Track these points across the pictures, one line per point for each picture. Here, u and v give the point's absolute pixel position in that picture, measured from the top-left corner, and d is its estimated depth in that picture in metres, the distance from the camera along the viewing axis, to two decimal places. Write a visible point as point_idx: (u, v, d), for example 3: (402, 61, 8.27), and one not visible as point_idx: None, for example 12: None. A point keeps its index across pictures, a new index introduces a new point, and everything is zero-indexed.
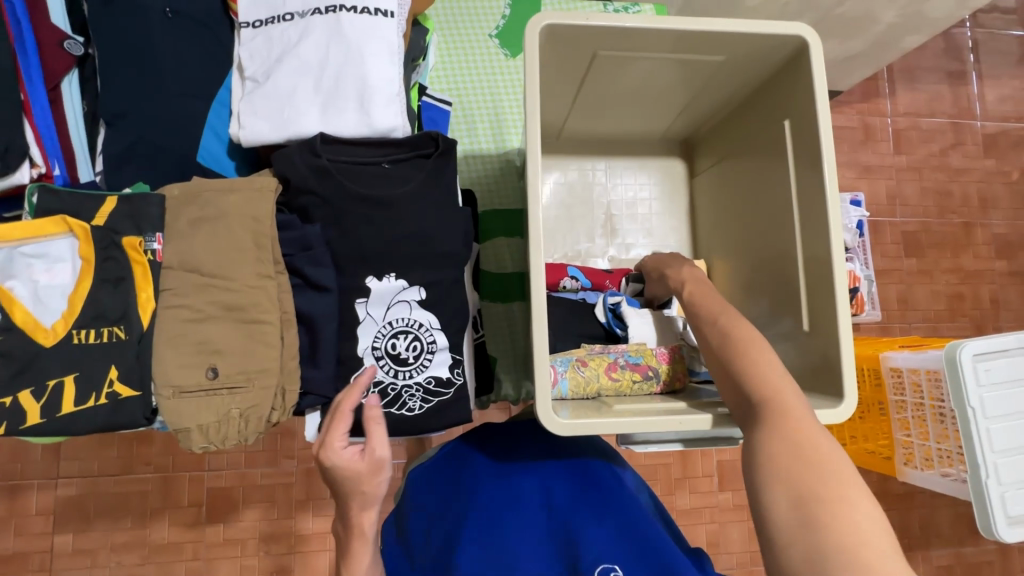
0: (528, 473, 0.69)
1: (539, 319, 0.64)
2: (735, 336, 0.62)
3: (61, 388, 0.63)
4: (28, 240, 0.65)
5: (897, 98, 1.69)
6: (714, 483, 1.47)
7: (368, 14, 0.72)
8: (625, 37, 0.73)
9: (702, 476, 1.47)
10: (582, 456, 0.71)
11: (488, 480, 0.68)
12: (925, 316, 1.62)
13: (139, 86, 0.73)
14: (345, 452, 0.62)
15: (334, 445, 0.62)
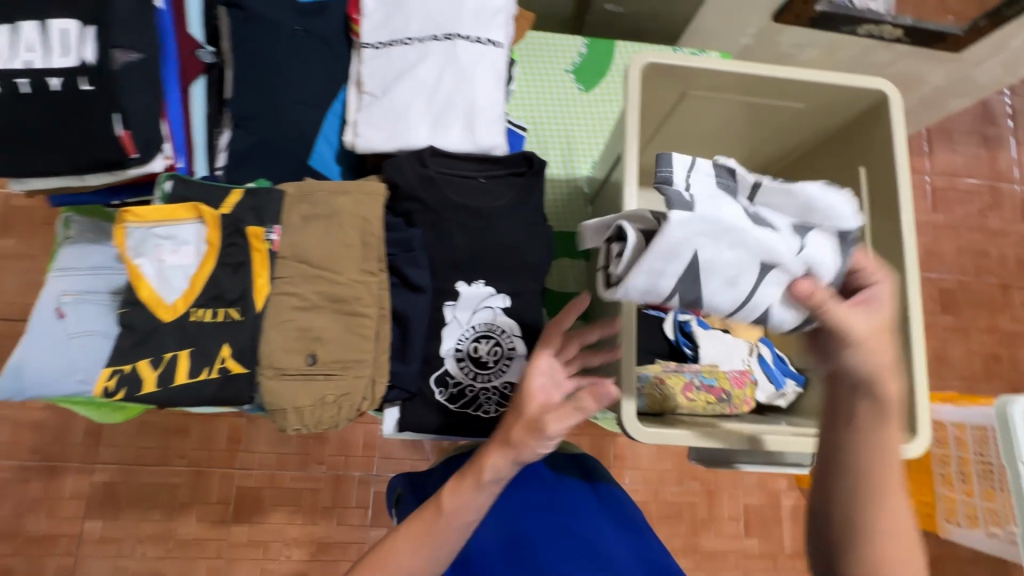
0: (562, 487, 0.79)
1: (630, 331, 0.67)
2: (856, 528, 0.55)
3: (176, 360, 0.68)
4: (161, 222, 0.71)
5: (935, 158, 1.74)
6: (741, 527, 1.44)
7: (479, 42, 0.80)
8: (719, 80, 0.81)
9: (729, 519, 1.45)
10: (607, 483, 0.81)
11: (526, 488, 0.78)
12: (962, 375, 1.62)
13: (267, 91, 0.80)
14: (536, 377, 0.60)
15: (538, 361, 0.61)
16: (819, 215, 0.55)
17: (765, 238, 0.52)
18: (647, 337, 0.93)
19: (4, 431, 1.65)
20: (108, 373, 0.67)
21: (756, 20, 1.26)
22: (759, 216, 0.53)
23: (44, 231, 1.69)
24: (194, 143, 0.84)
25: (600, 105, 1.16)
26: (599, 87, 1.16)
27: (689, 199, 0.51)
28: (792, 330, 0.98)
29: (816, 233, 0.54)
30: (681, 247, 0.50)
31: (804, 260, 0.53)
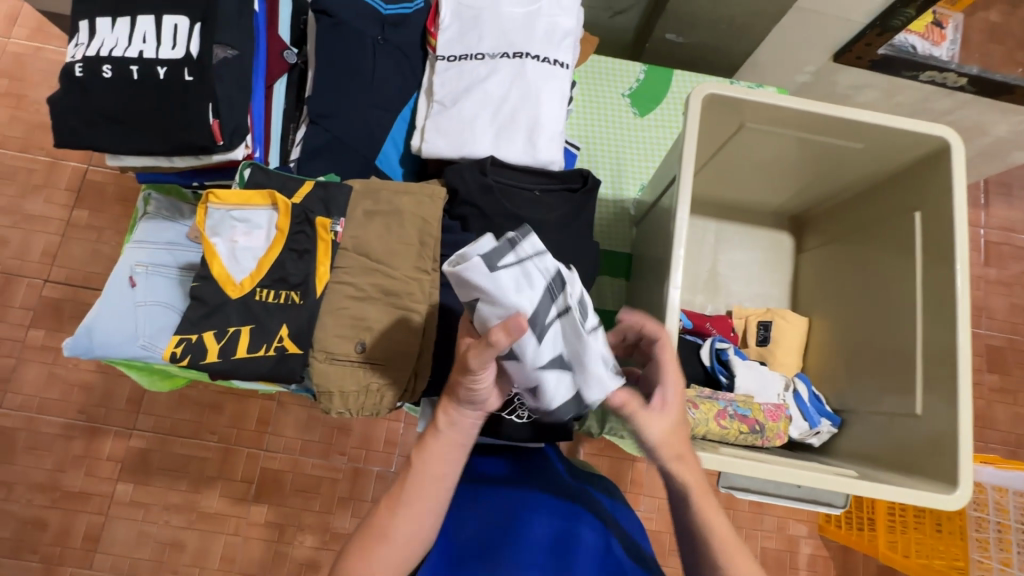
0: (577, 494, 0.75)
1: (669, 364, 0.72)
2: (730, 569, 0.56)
3: (238, 335, 0.73)
4: (238, 206, 0.76)
5: (992, 211, 1.69)
6: None
7: (547, 63, 0.84)
8: (776, 115, 0.83)
9: None
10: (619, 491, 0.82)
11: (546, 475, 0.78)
12: (1007, 440, 1.54)
13: (344, 93, 0.86)
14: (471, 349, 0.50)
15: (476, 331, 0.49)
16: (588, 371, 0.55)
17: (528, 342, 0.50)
18: (683, 361, 0.93)
19: (57, 389, 1.76)
20: (177, 340, 0.73)
21: (816, 59, 1.30)
22: (550, 343, 0.51)
23: (115, 206, 1.81)
24: (270, 136, 0.89)
25: (653, 130, 1.18)
26: (654, 113, 1.19)
27: (514, 272, 0.45)
28: (831, 371, 0.98)
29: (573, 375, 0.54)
30: (472, 288, 0.45)
31: (544, 375, 0.53)
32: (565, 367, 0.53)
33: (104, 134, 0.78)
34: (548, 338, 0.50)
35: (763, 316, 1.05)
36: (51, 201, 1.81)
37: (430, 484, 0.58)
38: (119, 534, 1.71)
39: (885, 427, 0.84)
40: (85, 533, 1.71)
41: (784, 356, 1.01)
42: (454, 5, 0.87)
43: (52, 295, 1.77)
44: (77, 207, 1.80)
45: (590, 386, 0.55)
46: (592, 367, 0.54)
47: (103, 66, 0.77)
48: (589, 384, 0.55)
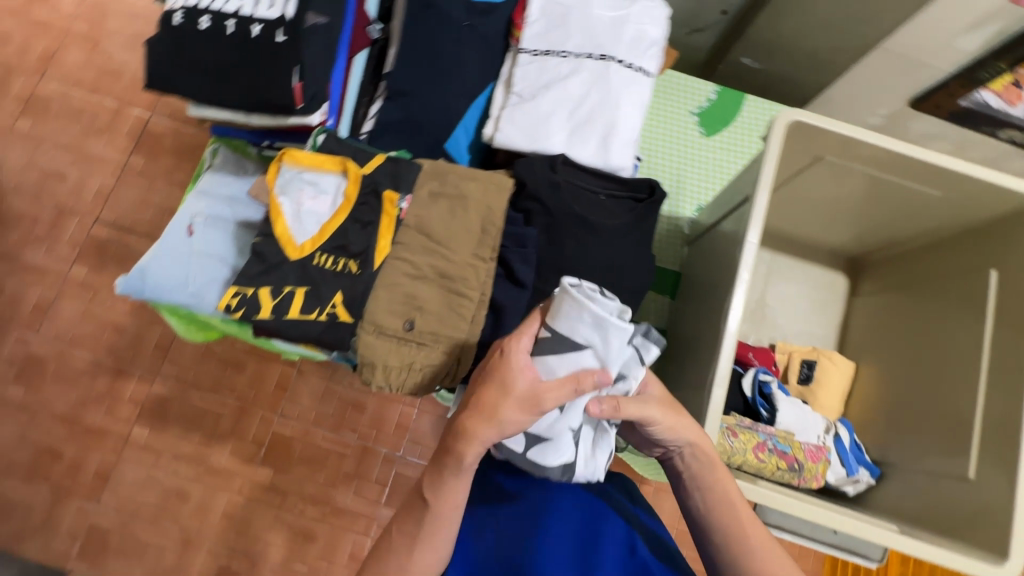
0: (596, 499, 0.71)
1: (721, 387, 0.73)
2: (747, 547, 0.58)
3: (292, 296, 0.73)
4: (309, 168, 0.78)
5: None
6: None
7: (631, 69, 0.84)
8: (859, 152, 0.81)
9: None
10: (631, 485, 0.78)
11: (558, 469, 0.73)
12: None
13: (425, 74, 0.86)
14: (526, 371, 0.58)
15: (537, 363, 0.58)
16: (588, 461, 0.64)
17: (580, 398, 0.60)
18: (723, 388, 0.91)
19: (90, 326, 1.80)
20: (234, 292, 0.74)
21: (890, 104, 1.20)
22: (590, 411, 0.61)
23: (170, 157, 1.86)
24: (343, 107, 0.91)
25: (718, 151, 1.16)
26: (721, 134, 1.17)
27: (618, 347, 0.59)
28: (873, 421, 0.95)
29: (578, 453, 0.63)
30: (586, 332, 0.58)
31: (561, 431, 0.61)
32: (579, 436, 0.62)
33: (190, 83, 0.80)
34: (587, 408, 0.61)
35: (808, 355, 1.02)
36: (110, 144, 1.86)
37: (451, 518, 0.59)
38: (128, 476, 1.74)
39: (928, 487, 0.81)
40: (96, 469, 1.74)
41: (828, 399, 0.98)
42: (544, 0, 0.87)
43: (99, 234, 1.82)
44: (134, 153, 1.85)
45: (587, 467, 0.63)
46: (597, 452, 0.64)
47: (201, 18, 0.79)
48: (585, 467, 0.63)
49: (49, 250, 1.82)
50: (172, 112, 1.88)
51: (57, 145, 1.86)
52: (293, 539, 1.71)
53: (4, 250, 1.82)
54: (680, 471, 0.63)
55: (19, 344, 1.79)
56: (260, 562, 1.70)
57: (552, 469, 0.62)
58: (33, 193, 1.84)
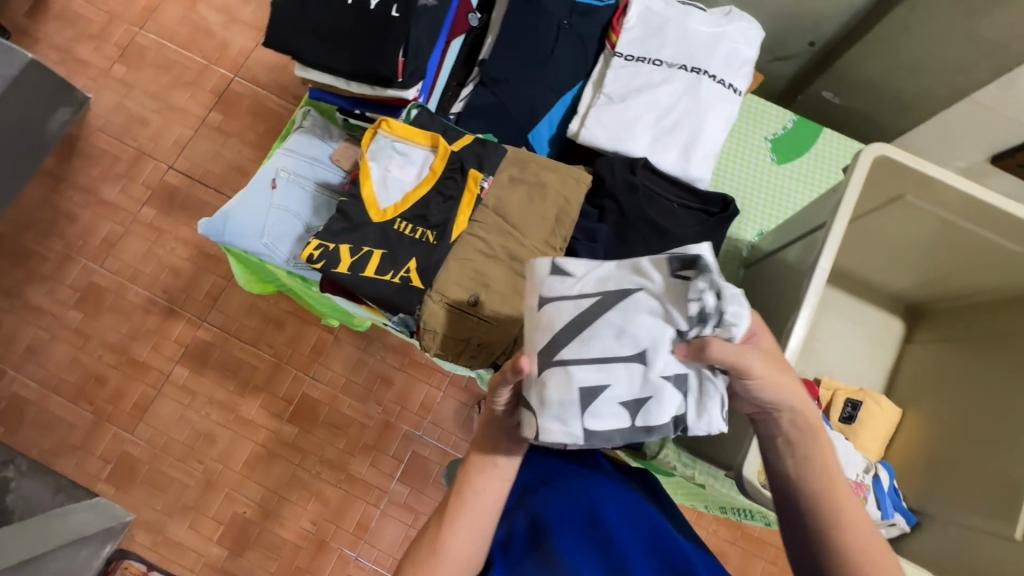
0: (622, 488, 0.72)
1: None
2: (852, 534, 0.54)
3: (369, 256, 0.77)
4: (402, 139, 0.82)
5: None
6: None
7: (722, 85, 0.85)
8: (944, 195, 0.81)
9: None
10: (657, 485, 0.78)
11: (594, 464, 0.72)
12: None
13: (520, 66, 0.90)
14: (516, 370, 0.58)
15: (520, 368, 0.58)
16: (698, 416, 0.54)
17: (656, 339, 0.54)
18: None
19: (150, 265, 1.90)
20: (317, 244, 0.78)
21: (969, 156, 1.21)
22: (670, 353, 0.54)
23: (246, 118, 1.95)
24: (435, 87, 0.95)
25: (787, 180, 1.16)
26: (792, 164, 1.17)
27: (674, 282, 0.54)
28: (914, 470, 0.93)
29: (678, 405, 0.54)
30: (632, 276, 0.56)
31: (658, 384, 0.53)
32: (680, 386, 0.54)
33: (305, 46, 0.85)
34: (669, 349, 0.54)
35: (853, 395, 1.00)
36: (194, 98, 1.96)
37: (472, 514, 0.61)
38: (163, 412, 1.83)
39: (966, 543, 0.79)
40: (136, 401, 1.83)
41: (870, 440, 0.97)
42: (644, 8, 0.89)
43: (171, 181, 1.92)
44: (214, 110, 1.95)
45: (701, 420, 0.54)
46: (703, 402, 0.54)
47: None
48: (699, 419, 0.54)
49: (124, 189, 1.93)
50: (254, 75, 1.97)
51: (146, 92, 1.97)
52: (306, 498, 1.76)
53: (84, 182, 1.93)
54: (777, 436, 0.59)
55: (84, 272, 1.89)
56: (272, 515, 1.75)
57: (664, 427, 0.54)
58: (118, 134, 1.95)
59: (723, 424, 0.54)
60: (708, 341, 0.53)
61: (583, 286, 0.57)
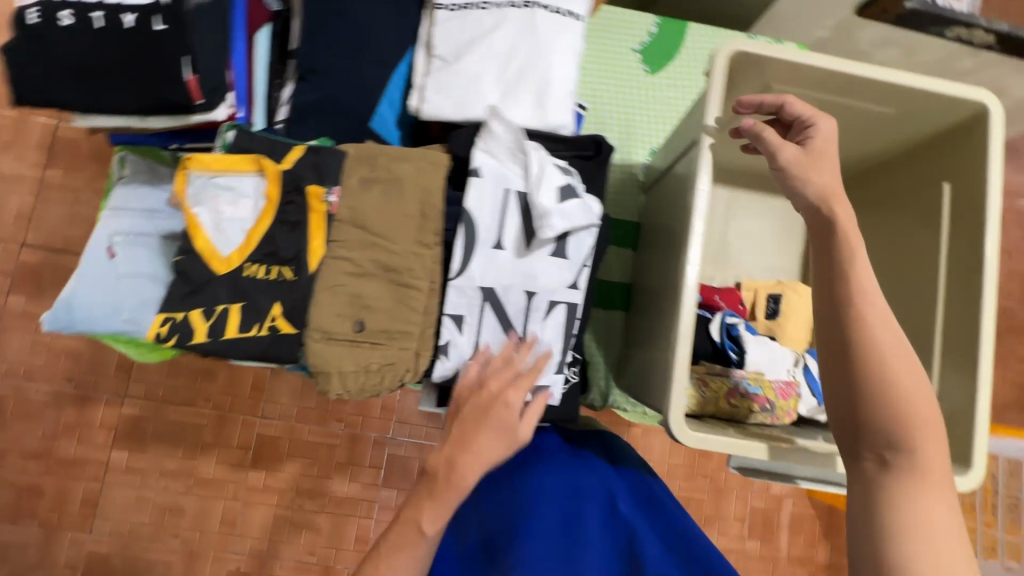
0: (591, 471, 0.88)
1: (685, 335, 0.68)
2: (899, 383, 0.55)
3: (227, 314, 0.68)
4: (222, 172, 0.70)
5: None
6: (745, 529, 1.51)
7: (560, 14, 0.75)
8: (805, 76, 0.77)
9: (733, 520, 1.51)
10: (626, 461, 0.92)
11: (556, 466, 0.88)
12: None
13: (335, 47, 0.78)
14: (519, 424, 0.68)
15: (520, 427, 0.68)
16: (495, 155, 0.72)
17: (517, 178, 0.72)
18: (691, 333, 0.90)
19: (43, 357, 1.71)
20: (162, 319, 0.68)
21: (836, 13, 1.20)
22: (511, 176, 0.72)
23: (90, 166, 1.71)
24: (255, 94, 0.83)
25: (666, 88, 1.11)
26: (667, 70, 1.11)
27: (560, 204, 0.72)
28: None
29: (491, 164, 0.72)
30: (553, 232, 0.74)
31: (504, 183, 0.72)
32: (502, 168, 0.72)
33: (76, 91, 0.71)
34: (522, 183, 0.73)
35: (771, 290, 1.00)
36: (21, 159, 1.70)
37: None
38: (117, 500, 1.71)
39: None
40: (83, 498, 1.70)
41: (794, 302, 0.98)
42: None
43: (30, 260, 1.69)
44: (50, 166, 1.70)
45: (485, 146, 0.72)
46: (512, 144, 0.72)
47: (61, 12, 0.69)
48: (492, 149, 0.72)
49: None
50: None
51: None
52: (296, 534, 1.72)
53: None
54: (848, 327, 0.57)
55: None
56: (268, 560, 1.71)
57: (482, 171, 0.71)
58: None
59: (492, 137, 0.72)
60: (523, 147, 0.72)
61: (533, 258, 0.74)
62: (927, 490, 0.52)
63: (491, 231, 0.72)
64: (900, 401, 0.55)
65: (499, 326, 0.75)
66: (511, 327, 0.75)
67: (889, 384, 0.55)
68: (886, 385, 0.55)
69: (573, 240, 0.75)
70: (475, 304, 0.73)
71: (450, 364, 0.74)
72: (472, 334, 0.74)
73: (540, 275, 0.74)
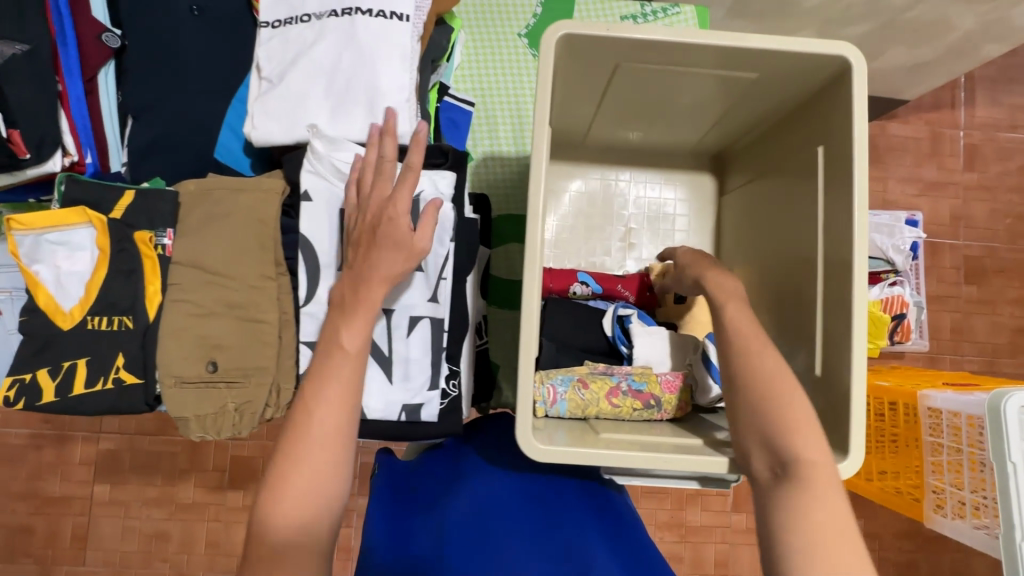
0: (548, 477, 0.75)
1: (531, 339, 0.65)
2: (771, 398, 0.60)
3: (73, 370, 0.68)
4: (50, 228, 0.69)
5: (906, 123, 1.68)
6: (727, 503, 1.47)
7: (383, 17, 0.71)
8: (650, 51, 0.72)
9: (715, 496, 1.47)
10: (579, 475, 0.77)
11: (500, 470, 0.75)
12: (930, 343, 1.64)
13: (168, 83, 0.76)
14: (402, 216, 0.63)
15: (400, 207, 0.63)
16: (323, 173, 0.70)
17: None
18: (585, 329, 0.87)
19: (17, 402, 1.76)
20: (8, 383, 0.67)
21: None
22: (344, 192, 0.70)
23: None
24: (104, 135, 0.79)
25: None
26: None
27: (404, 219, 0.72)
28: None
29: (319, 183, 0.70)
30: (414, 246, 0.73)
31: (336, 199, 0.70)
32: (334, 184, 0.70)
33: None
34: None
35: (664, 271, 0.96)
36: None
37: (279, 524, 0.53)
38: (105, 532, 1.76)
39: None
40: (72, 533, 1.76)
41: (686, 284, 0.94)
42: None
43: None
44: None
45: (312, 165, 0.70)
46: (337, 163, 0.70)
47: None
48: (320, 167, 0.70)
49: None
50: None
51: None
52: None
53: None
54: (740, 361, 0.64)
55: None
56: None
57: (311, 192, 0.70)
58: None
59: (317, 151, 0.70)
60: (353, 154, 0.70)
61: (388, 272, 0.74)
62: (814, 496, 0.56)
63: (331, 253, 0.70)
64: (781, 419, 0.59)
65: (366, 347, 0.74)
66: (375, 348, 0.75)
67: (767, 401, 0.60)
68: (767, 405, 0.60)
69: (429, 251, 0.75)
70: None
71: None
72: None
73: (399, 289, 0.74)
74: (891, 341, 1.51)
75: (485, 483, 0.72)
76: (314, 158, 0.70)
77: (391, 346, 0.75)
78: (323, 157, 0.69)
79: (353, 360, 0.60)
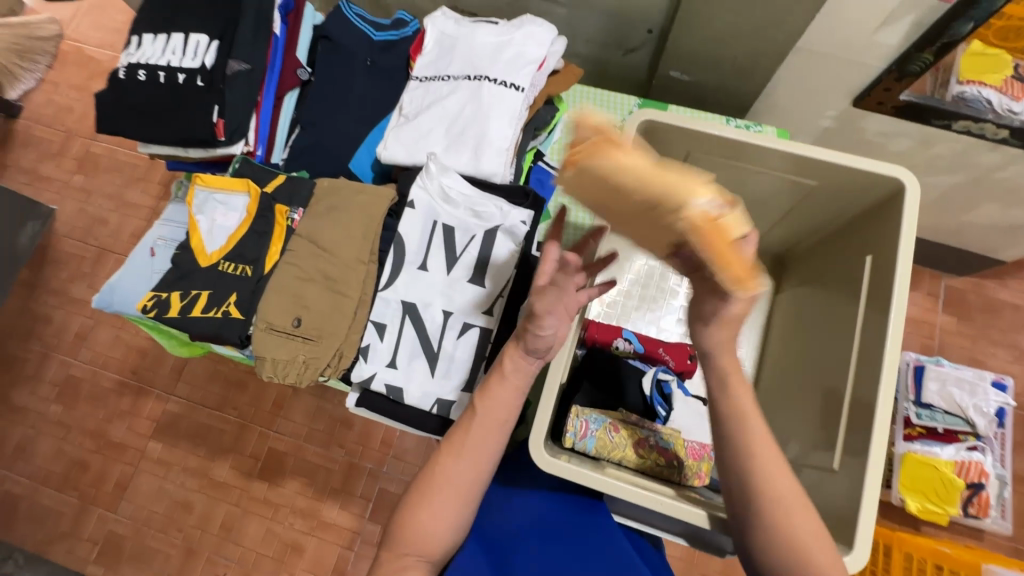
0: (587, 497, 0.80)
1: (562, 357, 0.73)
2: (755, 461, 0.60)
3: (198, 298, 0.85)
4: (220, 191, 0.90)
5: (1005, 286, 1.62)
6: None
7: (504, 86, 0.90)
8: (721, 144, 0.83)
9: None
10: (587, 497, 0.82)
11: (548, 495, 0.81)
12: (1015, 530, 1.45)
13: (335, 109, 0.99)
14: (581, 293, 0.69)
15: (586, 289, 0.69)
16: (430, 187, 0.87)
17: (450, 214, 0.86)
18: (624, 383, 0.91)
19: None
20: (151, 295, 0.86)
21: (836, 104, 1.21)
22: (442, 210, 0.86)
23: None
24: (275, 136, 1.03)
25: None
26: None
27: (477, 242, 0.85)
28: (788, 422, 0.91)
29: (424, 194, 0.86)
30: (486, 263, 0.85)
31: (432, 213, 0.86)
32: (434, 201, 0.86)
33: (133, 127, 0.97)
34: (449, 219, 0.86)
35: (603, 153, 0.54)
36: None
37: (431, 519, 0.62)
38: None
39: (815, 487, 0.75)
40: (116, 479, 1.69)
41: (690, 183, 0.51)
42: (438, 32, 0.97)
43: None
44: None
45: (423, 178, 0.87)
46: (442, 186, 0.86)
47: (139, 72, 0.98)
48: (428, 184, 0.86)
49: None
50: None
51: None
52: None
53: None
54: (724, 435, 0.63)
55: None
56: None
57: (417, 200, 0.86)
58: None
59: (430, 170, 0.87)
60: (454, 181, 0.86)
61: (453, 280, 0.85)
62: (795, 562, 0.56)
63: (416, 255, 0.85)
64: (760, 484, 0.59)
65: (417, 338, 0.84)
66: (425, 342, 0.83)
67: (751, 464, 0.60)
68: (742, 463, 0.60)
69: (493, 269, 0.84)
70: (396, 317, 0.84)
71: (367, 368, 0.83)
72: (392, 341, 0.84)
73: (458, 296, 0.84)
74: (965, 513, 1.30)
75: (544, 503, 0.79)
76: (425, 173, 0.87)
77: (440, 343, 0.83)
78: (433, 179, 0.86)
79: (506, 381, 0.67)
